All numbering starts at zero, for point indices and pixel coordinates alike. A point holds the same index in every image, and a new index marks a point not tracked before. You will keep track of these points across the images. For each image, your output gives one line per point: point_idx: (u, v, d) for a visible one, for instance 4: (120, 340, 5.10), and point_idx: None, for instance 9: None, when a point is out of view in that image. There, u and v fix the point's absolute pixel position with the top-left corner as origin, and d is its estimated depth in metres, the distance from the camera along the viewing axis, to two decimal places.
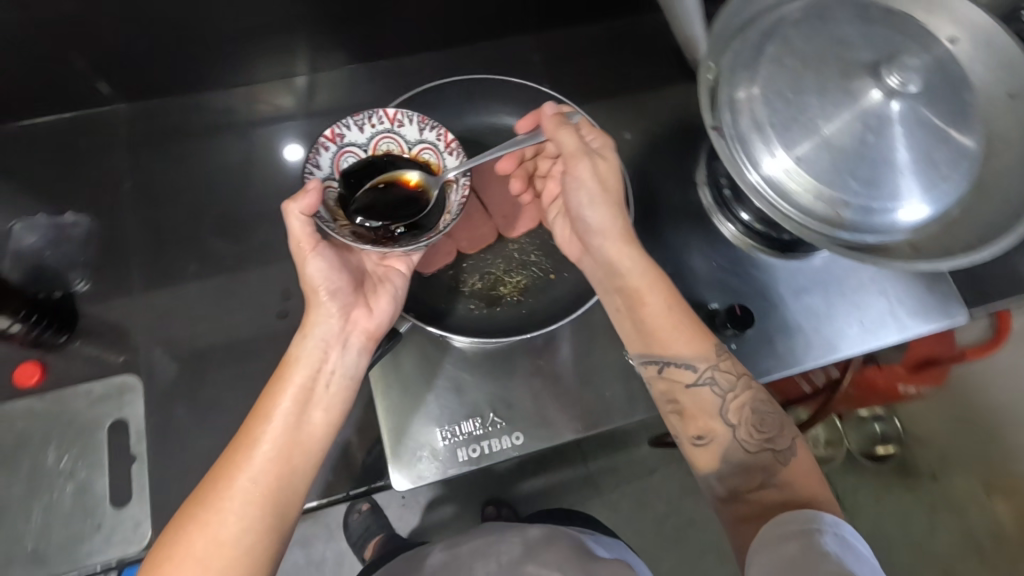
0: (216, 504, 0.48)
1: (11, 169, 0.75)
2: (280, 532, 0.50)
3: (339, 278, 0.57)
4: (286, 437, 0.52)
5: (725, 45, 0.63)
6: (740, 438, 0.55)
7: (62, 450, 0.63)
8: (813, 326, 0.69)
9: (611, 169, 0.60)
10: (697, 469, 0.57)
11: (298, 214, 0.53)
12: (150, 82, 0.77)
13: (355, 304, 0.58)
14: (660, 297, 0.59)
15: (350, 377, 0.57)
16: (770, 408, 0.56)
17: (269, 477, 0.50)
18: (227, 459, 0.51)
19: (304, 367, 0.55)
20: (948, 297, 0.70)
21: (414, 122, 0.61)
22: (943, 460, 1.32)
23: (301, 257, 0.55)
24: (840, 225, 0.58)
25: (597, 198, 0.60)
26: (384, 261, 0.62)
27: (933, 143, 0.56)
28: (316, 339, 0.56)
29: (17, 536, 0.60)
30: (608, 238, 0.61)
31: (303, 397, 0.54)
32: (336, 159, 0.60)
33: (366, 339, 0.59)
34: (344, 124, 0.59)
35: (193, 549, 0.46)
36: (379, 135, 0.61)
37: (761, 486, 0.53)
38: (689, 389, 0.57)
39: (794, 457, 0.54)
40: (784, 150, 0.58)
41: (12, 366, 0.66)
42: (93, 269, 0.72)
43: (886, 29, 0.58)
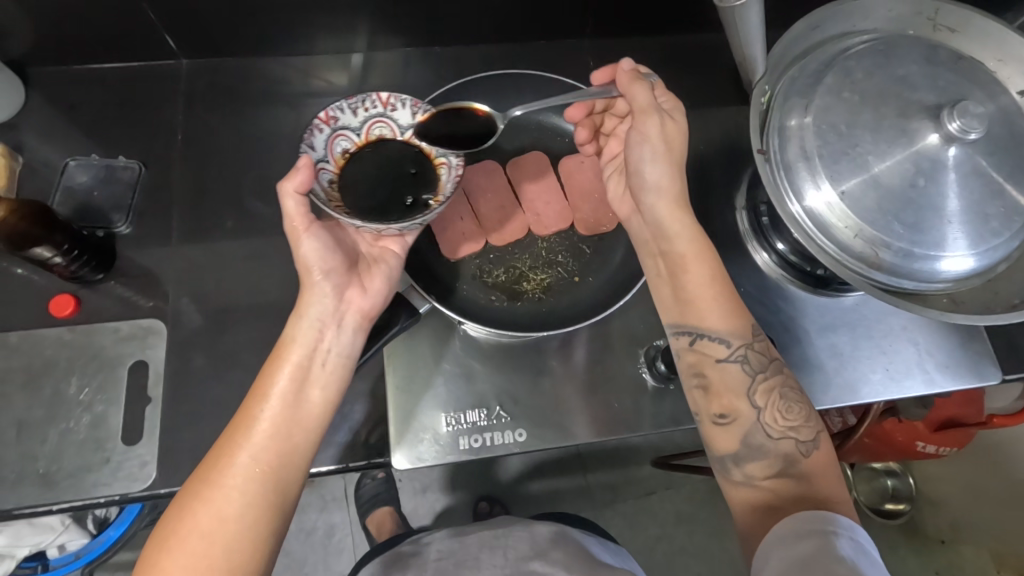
0: (219, 481, 0.49)
1: (74, 109, 0.78)
2: (282, 508, 0.51)
3: (333, 258, 0.56)
4: (284, 414, 0.52)
5: (783, 70, 0.62)
6: (764, 421, 0.55)
7: (83, 382, 0.65)
8: (835, 367, 0.67)
9: (678, 130, 0.60)
10: (713, 448, 0.57)
11: (292, 192, 0.52)
12: (214, 41, 0.79)
13: (349, 284, 0.57)
14: (702, 270, 0.58)
15: (346, 356, 0.57)
16: (797, 395, 0.57)
17: (269, 455, 0.51)
18: (227, 437, 0.51)
19: (300, 347, 0.55)
20: (982, 357, 0.68)
21: (407, 105, 0.63)
22: (954, 527, 1.31)
23: (294, 237, 0.54)
24: (877, 266, 0.56)
25: (660, 156, 0.59)
26: (378, 242, 0.60)
27: (986, 196, 0.54)
28: (310, 320, 0.55)
29: (30, 457, 0.62)
30: (661, 199, 0.60)
31: (300, 375, 0.54)
32: (329, 141, 0.60)
33: (361, 319, 0.58)
34: (338, 107, 0.60)
35: (198, 525, 0.47)
36: (372, 119, 0.63)
37: (775, 475, 0.54)
38: (720, 364, 0.57)
39: (815, 450, 0.55)
40: (831, 184, 0.56)
41: (49, 294, 0.69)
42: (137, 213, 0.74)
43: (952, 73, 0.56)
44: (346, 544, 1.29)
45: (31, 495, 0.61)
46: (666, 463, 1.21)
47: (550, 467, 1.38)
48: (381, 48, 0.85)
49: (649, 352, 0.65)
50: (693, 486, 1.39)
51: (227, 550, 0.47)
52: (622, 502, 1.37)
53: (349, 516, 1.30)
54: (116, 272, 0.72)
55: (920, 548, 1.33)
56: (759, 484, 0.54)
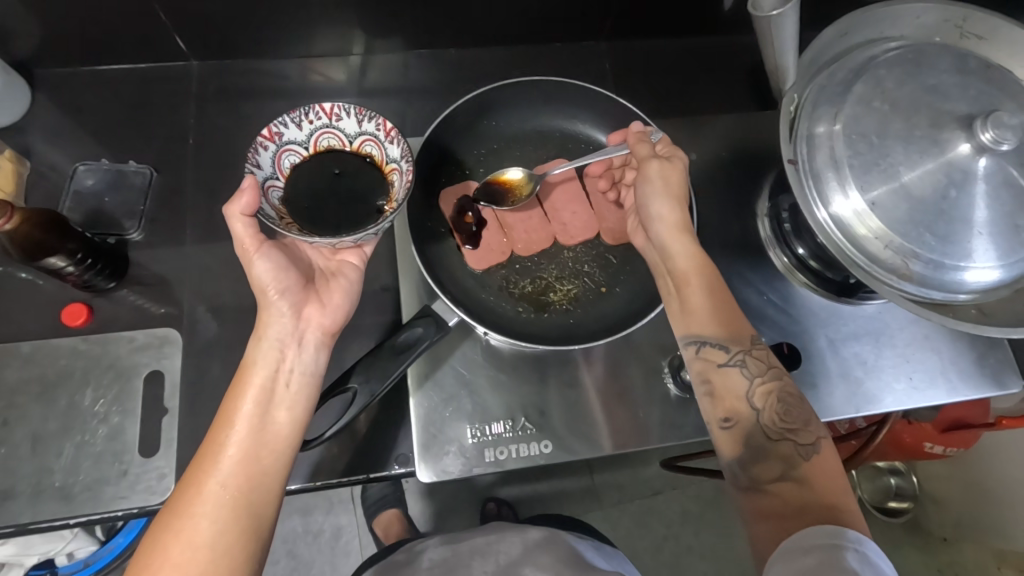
0: (188, 510, 0.47)
1: (82, 111, 0.77)
2: (259, 533, 0.49)
3: (288, 276, 0.55)
4: (251, 441, 0.51)
5: (811, 77, 0.61)
6: (764, 424, 0.54)
7: (99, 393, 0.64)
8: (858, 376, 0.67)
9: (676, 171, 0.62)
10: (720, 455, 0.55)
11: (240, 215, 0.51)
12: (224, 43, 0.78)
13: (307, 301, 0.57)
14: (704, 282, 0.58)
15: (311, 374, 0.56)
16: (797, 398, 0.55)
17: (238, 480, 0.49)
18: (195, 466, 0.50)
19: (262, 369, 0.54)
20: (1003, 366, 0.68)
21: (352, 114, 0.61)
22: (958, 528, 1.30)
23: (245, 258, 0.53)
24: (907, 278, 0.56)
25: (662, 193, 0.61)
26: (336, 256, 0.61)
27: (1018, 207, 0.54)
28: (270, 341, 0.55)
29: (46, 471, 0.61)
30: (668, 227, 0.61)
31: (264, 398, 0.53)
32: (276, 158, 0.59)
33: (323, 335, 0.58)
34: (282, 122, 0.58)
35: (168, 559, 0.45)
36: (318, 131, 0.61)
37: (780, 478, 0.51)
38: (721, 369, 0.56)
39: (817, 453, 0.52)
40: (860, 192, 0.56)
41: (62, 303, 0.68)
42: (149, 218, 0.73)
43: (983, 83, 0.56)
44: (354, 546, 1.28)
45: (48, 509, 0.60)
46: (674, 465, 1.21)
47: (555, 468, 1.38)
48: (395, 49, 0.83)
49: (672, 362, 0.65)
50: (699, 486, 1.40)
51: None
52: (629, 502, 1.37)
53: (356, 518, 1.30)
54: (129, 279, 0.70)
55: (923, 543, 1.37)
56: (765, 489, 0.51)
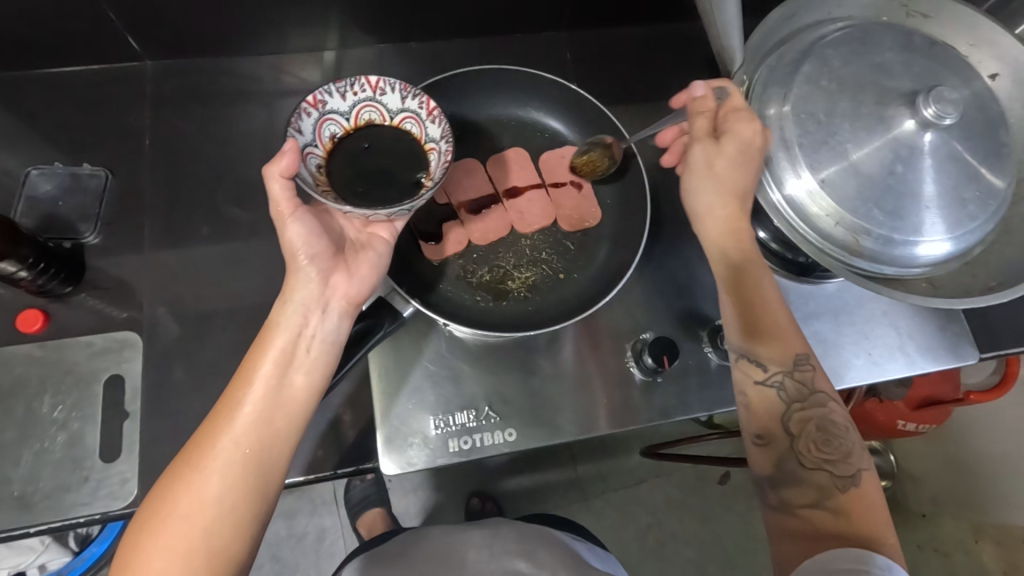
0: (199, 464, 0.47)
1: (35, 115, 0.75)
2: (265, 493, 0.49)
3: (319, 243, 0.55)
4: (267, 400, 0.51)
5: (761, 58, 0.62)
6: (799, 449, 0.54)
7: (57, 399, 0.63)
8: (820, 353, 0.67)
9: (721, 155, 0.57)
10: (752, 469, 0.57)
11: (277, 176, 0.52)
12: (180, 42, 0.77)
13: (334, 269, 0.56)
14: (752, 288, 0.59)
15: (331, 342, 0.55)
16: (840, 426, 0.55)
17: (251, 440, 0.49)
18: (210, 420, 0.50)
19: (283, 332, 0.53)
20: (960, 338, 0.69)
21: (396, 90, 0.61)
22: (936, 502, 1.32)
23: (280, 221, 0.54)
24: (858, 254, 0.56)
25: (706, 181, 0.59)
26: (367, 228, 0.59)
27: (963, 180, 0.55)
28: (295, 305, 0.54)
29: (5, 480, 0.60)
30: (709, 224, 0.61)
31: (283, 360, 0.52)
32: (317, 126, 0.58)
33: (347, 305, 0.57)
34: (326, 90, 0.58)
35: (176, 510, 0.46)
36: (360, 104, 0.61)
37: (812, 505, 0.52)
38: (757, 386, 0.57)
39: (856, 487, 0.52)
40: (810, 172, 0.56)
41: (18, 310, 0.67)
42: (106, 221, 0.72)
43: (927, 59, 0.57)
44: (338, 547, 1.28)
45: (7, 518, 0.59)
46: (655, 453, 1.22)
47: (539, 461, 1.38)
48: (359, 45, 0.83)
49: (635, 346, 0.65)
50: (682, 474, 1.41)
51: (206, 536, 0.46)
52: (613, 492, 1.38)
53: (340, 520, 1.29)
54: (87, 284, 0.69)
55: (899, 521, 1.36)
56: (795, 512, 0.52)
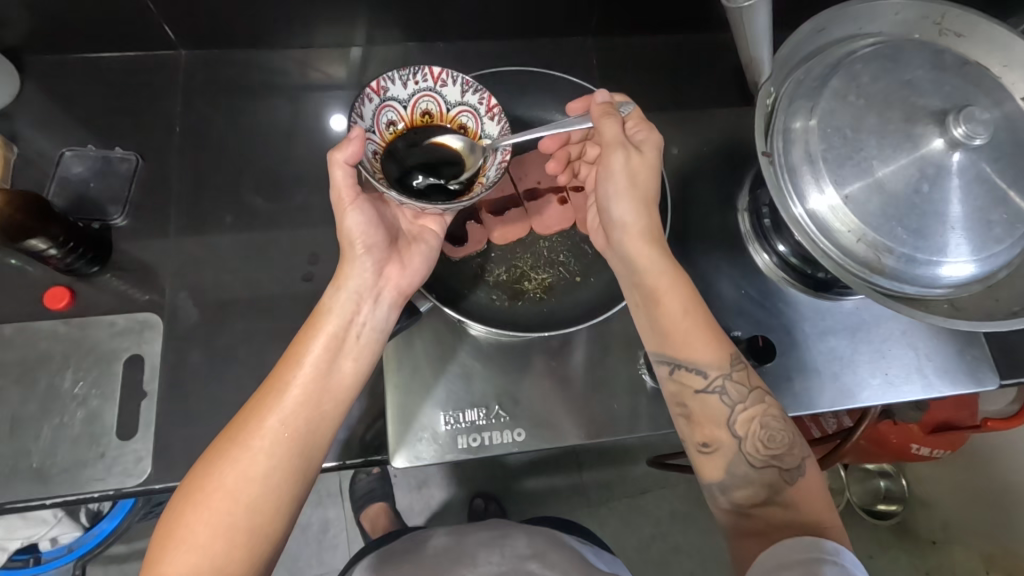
0: (247, 442, 0.50)
1: (70, 98, 0.77)
2: (306, 474, 0.52)
3: (376, 233, 0.57)
4: (315, 382, 0.53)
5: (789, 71, 0.62)
6: (745, 451, 0.55)
7: (79, 375, 0.65)
8: (835, 370, 0.67)
9: (644, 165, 0.59)
10: (701, 476, 0.57)
11: (342, 162, 0.53)
12: (214, 32, 0.78)
13: (388, 260, 0.59)
14: (674, 304, 0.58)
15: (380, 331, 0.58)
16: (780, 421, 0.56)
17: (298, 420, 0.52)
18: (260, 398, 0.52)
19: (336, 317, 0.56)
20: (981, 363, 0.68)
21: (457, 83, 0.62)
22: (946, 529, 1.31)
23: (340, 208, 0.55)
24: (879, 272, 0.56)
25: (625, 192, 0.59)
26: (418, 221, 0.62)
27: (990, 202, 0.54)
28: (348, 292, 0.57)
29: (24, 451, 0.62)
30: (632, 237, 0.60)
31: (334, 345, 0.55)
32: (377, 112, 0.59)
33: (397, 296, 0.60)
34: (390, 78, 0.59)
35: (223, 483, 0.48)
36: (420, 93, 0.61)
37: (763, 502, 0.54)
38: (699, 394, 0.57)
39: (802, 477, 0.54)
40: (834, 187, 0.56)
41: (44, 287, 0.68)
42: (133, 205, 0.74)
43: (959, 79, 0.56)
44: (341, 539, 1.28)
45: (23, 489, 0.60)
46: (662, 462, 1.22)
47: (544, 465, 1.38)
48: (389, 43, 0.84)
49: (648, 354, 0.65)
50: (687, 486, 1.40)
51: (249, 509, 0.48)
52: (617, 500, 1.37)
53: (344, 512, 1.30)
54: (112, 265, 0.71)
55: (909, 546, 1.35)
56: (748, 511, 0.54)
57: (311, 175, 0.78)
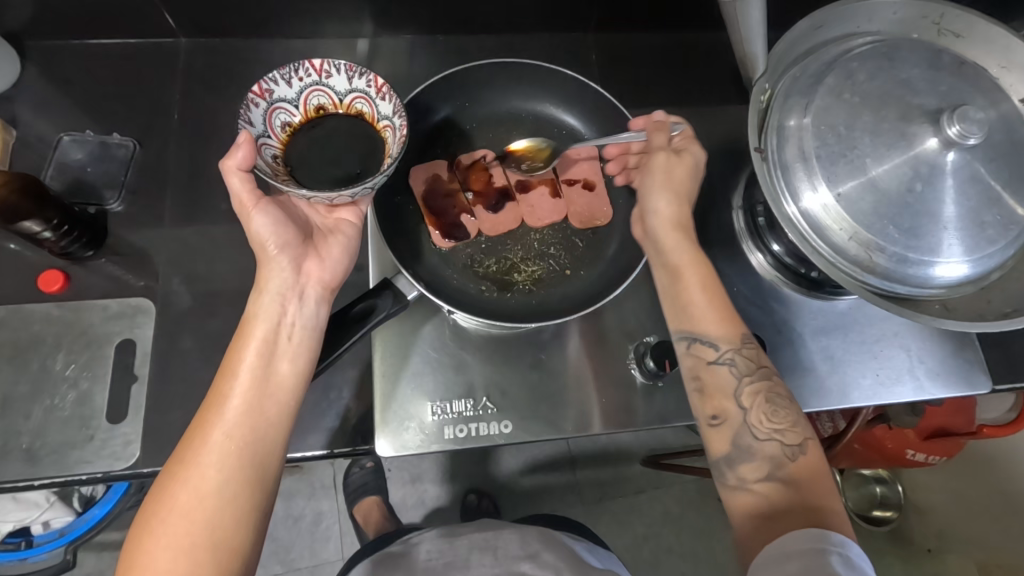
0: (194, 460, 0.49)
1: (72, 84, 0.78)
2: (262, 482, 0.51)
3: (287, 231, 0.56)
4: (253, 387, 0.52)
5: (785, 69, 0.62)
6: (751, 424, 0.55)
7: (70, 358, 0.65)
8: (827, 371, 0.67)
9: (681, 165, 0.64)
10: (710, 451, 0.56)
11: (236, 170, 0.53)
12: (215, 21, 0.79)
13: (306, 256, 0.59)
14: (694, 282, 0.60)
15: (311, 327, 0.57)
16: (785, 398, 0.56)
17: (243, 430, 0.51)
18: (200, 417, 0.51)
19: (263, 322, 0.55)
20: (975, 367, 0.67)
21: (341, 71, 0.60)
22: (942, 536, 1.29)
23: (244, 214, 0.55)
24: (871, 270, 0.56)
25: (662, 184, 0.63)
26: (332, 214, 0.62)
27: (983, 203, 0.54)
28: (272, 294, 0.56)
29: (14, 432, 0.62)
30: (664, 220, 0.62)
31: (266, 350, 0.54)
32: (268, 116, 0.59)
33: (322, 290, 0.59)
34: (271, 79, 0.57)
35: (177, 506, 0.47)
36: (308, 88, 0.60)
37: (766, 478, 0.53)
38: (710, 366, 0.57)
39: (804, 455, 0.53)
40: (827, 185, 0.56)
41: (39, 269, 0.69)
42: (129, 190, 0.74)
43: (955, 79, 0.56)
44: (334, 531, 1.29)
45: (13, 469, 0.61)
46: (659, 463, 1.29)
47: (538, 463, 1.38)
48: (389, 35, 0.84)
49: (638, 348, 0.65)
50: (682, 487, 1.39)
51: (211, 527, 0.47)
52: (611, 500, 1.37)
53: (337, 505, 1.30)
54: (107, 249, 0.71)
55: (906, 554, 1.31)
56: (752, 488, 0.53)
57: None
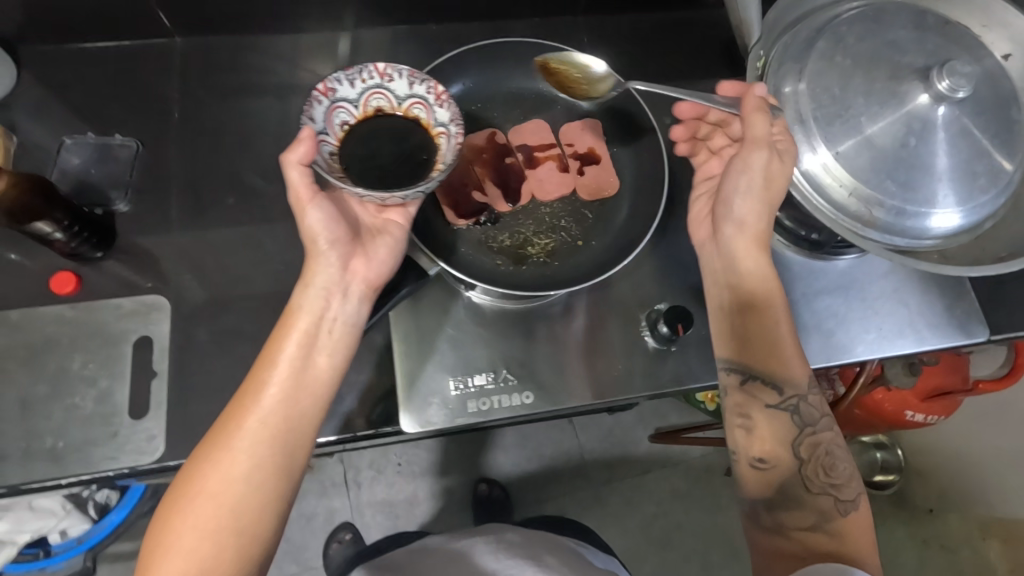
0: (227, 443, 0.50)
1: (68, 88, 0.78)
2: (290, 472, 0.52)
3: (338, 228, 0.57)
4: (292, 377, 0.53)
5: (776, 38, 0.64)
6: (803, 474, 0.57)
7: (88, 357, 0.65)
8: (830, 328, 0.69)
9: (783, 173, 0.58)
10: (748, 489, 0.59)
11: (296, 164, 0.54)
12: (209, 18, 0.79)
13: (353, 254, 0.58)
14: (773, 312, 0.61)
15: (352, 325, 0.57)
16: (841, 452, 0.59)
17: (278, 419, 0.52)
18: (238, 401, 0.52)
19: (306, 315, 0.55)
20: (971, 317, 0.70)
21: (404, 76, 0.62)
22: (943, 498, 1.34)
23: (299, 207, 0.55)
24: (872, 225, 0.57)
25: (752, 191, 0.60)
26: (382, 214, 0.61)
27: (974, 155, 0.56)
28: (317, 288, 0.56)
29: (37, 433, 0.62)
30: (744, 236, 0.62)
31: (307, 342, 0.55)
32: (329, 114, 0.60)
33: (367, 289, 0.59)
34: (336, 78, 0.59)
35: (208, 487, 0.49)
36: (369, 91, 0.62)
37: (812, 528, 0.55)
38: (767, 409, 0.59)
39: (853, 510, 0.56)
40: (826, 146, 0.57)
41: (50, 272, 0.69)
42: (135, 190, 0.74)
43: (940, 37, 0.58)
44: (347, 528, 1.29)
45: (38, 469, 0.61)
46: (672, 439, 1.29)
47: (547, 448, 1.39)
48: (382, 25, 0.85)
49: (650, 316, 0.67)
50: (689, 464, 1.42)
51: (234, 513, 0.48)
52: (619, 481, 1.39)
53: (349, 501, 1.31)
54: (116, 249, 0.71)
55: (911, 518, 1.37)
56: (791, 535, 0.56)
57: None
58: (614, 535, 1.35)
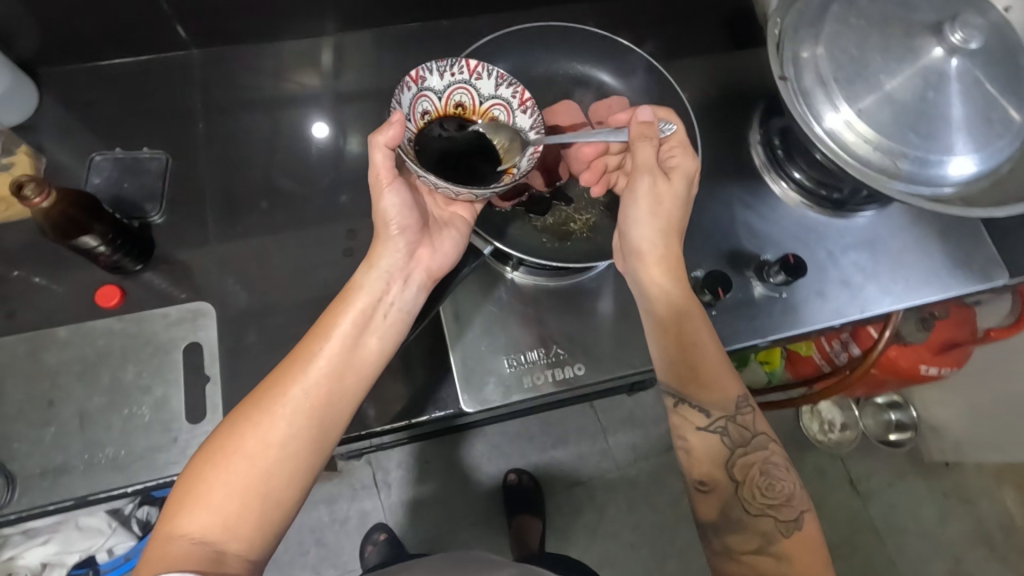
0: (271, 408, 0.52)
1: (90, 106, 0.78)
2: (323, 446, 0.53)
3: (410, 215, 0.60)
4: (342, 356, 0.55)
5: (790, 6, 0.66)
6: (740, 496, 0.58)
7: (141, 367, 0.66)
8: (859, 281, 0.71)
9: (670, 192, 0.63)
10: (694, 514, 0.60)
11: (382, 145, 0.55)
12: (225, 28, 0.80)
13: (420, 242, 0.62)
14: (695, 336, 0.62)
15: (406, 312, 0.61)
16: (779, 470, 0.59)
17: (321, 391, 0.53)
18: (286, 370, 0.54)
19: (365, 294, 0.58)
20: (991, 262, 0.73)
21: (492, 76, 0.63)
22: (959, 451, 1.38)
23: (377, 188, 0.58)
24: (897, 176, 0.59)
25: (647, 215, 0.63)
26: (449, 207, 0.64)
27: (987, 104, 0.59)
28: (380, 271, 0.60)
29: (98, 445, 0.63)
30: (647, 261, 0.64)
31: (362, 321, 0.57)
32: (414, 101, 0.61)
33: (426, 279, 0.63)
34: (428, 68, 0.61)
35: (244, 446, 0.50)
36: (455, 84, 0.63)
37: (756, 550, 0.56)
38: (700, 431, 0.60)
39: (796, 530, 0.56)
40: (848, 104, 0.59)
41: (93, 287, 0.69)
42: (167, 201, 0.75)
43: None
44: None
45: (102, 480, 0.62)
46: None
47: (572, 434, 1.41)
48: (394, 23, 0.86)
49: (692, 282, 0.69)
50: None
51: (265, 477, 0.49)
52: (645, 460, 1.41)
53: (382, 502, 1.32)
54: (155, 260, 0.72)
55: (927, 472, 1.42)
56: (739, 558, 0.56)
57: (334, 156, 0.80)
58: (644, 513, 1.37)
